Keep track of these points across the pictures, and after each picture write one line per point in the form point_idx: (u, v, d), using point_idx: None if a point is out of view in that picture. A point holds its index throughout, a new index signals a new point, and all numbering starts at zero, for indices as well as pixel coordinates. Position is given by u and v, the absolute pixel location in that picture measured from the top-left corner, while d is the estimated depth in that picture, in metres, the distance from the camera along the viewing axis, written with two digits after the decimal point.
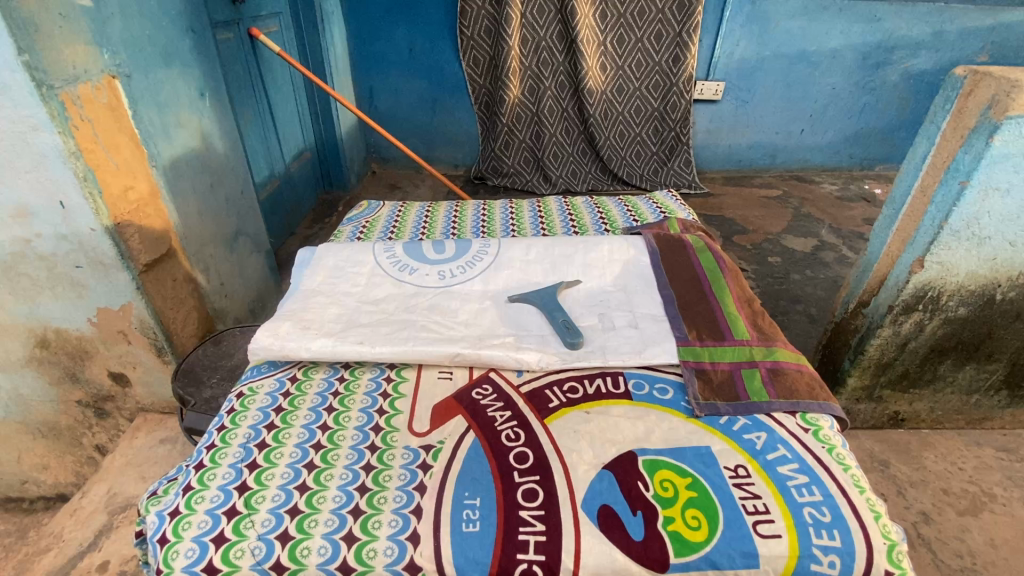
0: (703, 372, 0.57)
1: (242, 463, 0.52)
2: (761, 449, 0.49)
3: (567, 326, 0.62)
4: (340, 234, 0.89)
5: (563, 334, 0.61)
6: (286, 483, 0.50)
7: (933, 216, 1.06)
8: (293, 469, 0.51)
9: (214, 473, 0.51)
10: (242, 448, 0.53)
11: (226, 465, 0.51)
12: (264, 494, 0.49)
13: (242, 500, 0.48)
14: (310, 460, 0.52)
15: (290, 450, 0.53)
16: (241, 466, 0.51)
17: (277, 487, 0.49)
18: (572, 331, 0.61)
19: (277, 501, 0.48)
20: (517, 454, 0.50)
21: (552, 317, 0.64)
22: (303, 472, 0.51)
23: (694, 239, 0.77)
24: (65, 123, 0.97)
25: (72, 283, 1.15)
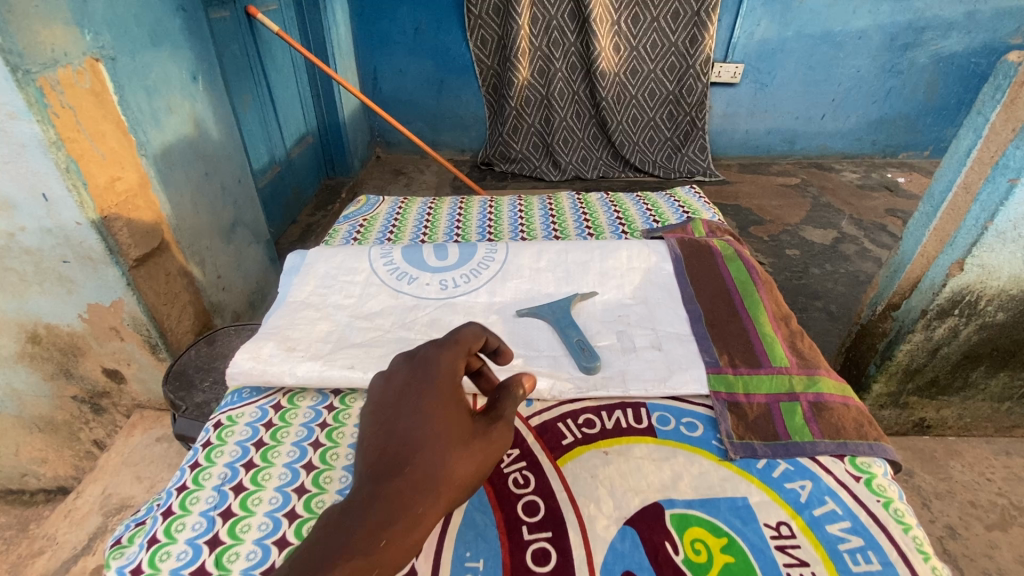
0: (737, 406, 0.50)
1: (215, 511, 0.46)
2: (806, 503, 0.43)
3: (580, 347, 0.56)
4: (335, 233, 0.83)
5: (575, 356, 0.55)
6: (264, 536, 0.44)
7: (977, 215, 0.98)
8: (272, 519, 0.45)
9: (183, 523, 0.45)
10: (216, 491, 0.47)
11: (197, 513, 0.46)
12: (238, 551, 0.43)
13: (212, 557, 0.42)
14: (291, 508, 0.46)
15: (269, 494, 0.47)
16: (214, 515, 0.45)
17: (254, 540, 0.44)
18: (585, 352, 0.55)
19: (253, 559, 0.42)
20: (526, 505, 0.44)
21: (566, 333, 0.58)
22: (284, 522, 0.45)
23: (721, 244, 0.70)
24: (44, 110, 0.90)
25: (60, 278, 1.10)
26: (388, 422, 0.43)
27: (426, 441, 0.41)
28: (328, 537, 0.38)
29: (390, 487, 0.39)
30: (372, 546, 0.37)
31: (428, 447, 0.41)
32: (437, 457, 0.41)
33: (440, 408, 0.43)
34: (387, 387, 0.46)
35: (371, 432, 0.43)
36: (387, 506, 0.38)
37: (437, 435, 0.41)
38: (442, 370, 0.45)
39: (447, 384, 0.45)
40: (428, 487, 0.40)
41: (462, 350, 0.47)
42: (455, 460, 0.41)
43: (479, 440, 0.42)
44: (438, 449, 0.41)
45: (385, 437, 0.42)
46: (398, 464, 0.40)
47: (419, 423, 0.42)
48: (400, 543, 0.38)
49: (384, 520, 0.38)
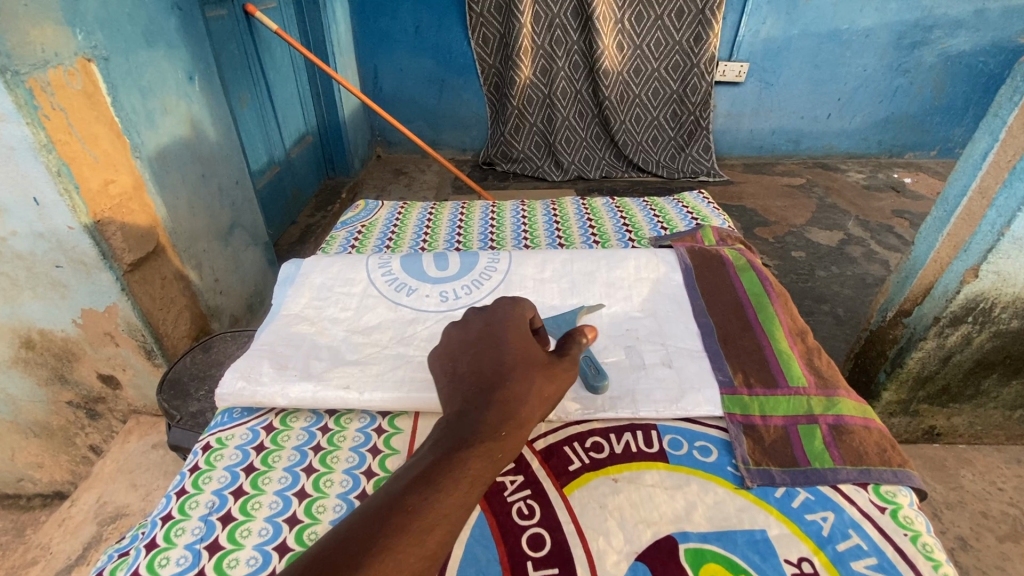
0: (752, 429, 0.48)
1: (201, 544, 0.43)
2: (829, 537, 0.40)
3: (590, 362, 0.54)
4: (333, 241, 0.81)
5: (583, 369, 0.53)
6: (252, 572, 0.41)
7: (993, 221, 0.96)
8: (261, 552, 0.43)
9: (167, 557, 0.42)
10: (203, 522, 0.45)
11: (182, 546, 0.43)
12: None
13: None
14: (282, 540, 0.43)
15: (259, 525, 0.45)
16: (200, 548, 0.43)
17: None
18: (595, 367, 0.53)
19: None
20: (531, 538, 0.42)
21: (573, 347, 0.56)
22: (274, 555, 0.42)
23: (733, 254, 0.67)
24: (34, 112, 0.88)
25: (53, 283, 1.08)
26: (480, 349, 0.48)
27: (517, 360, 0.47)
28: (456, 430, 0.42)
29: (498, 392, 0.45)
30: (497, 435, 0.42)
31: (523, 365, 0.47)
32: (531, 372, 0.46)
33: (524, 338, 0.49)
34: (470, 326, 0.51)
35: (464, 358, 0.48)
36: (501, 406, 0.44)
37: (527, 357, 0.47)
38: (518, 311, 0.52)
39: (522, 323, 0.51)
40: (528, 394, 0.45)
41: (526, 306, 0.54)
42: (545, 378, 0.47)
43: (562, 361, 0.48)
44: (529, 367, 0.47)
45: (480, 359, 0.47)
46: (498, 377, 0.46)
47: (507, 348, 0.48)
48: (517, 436, 0.43)
49: (499, 416, 0.43)
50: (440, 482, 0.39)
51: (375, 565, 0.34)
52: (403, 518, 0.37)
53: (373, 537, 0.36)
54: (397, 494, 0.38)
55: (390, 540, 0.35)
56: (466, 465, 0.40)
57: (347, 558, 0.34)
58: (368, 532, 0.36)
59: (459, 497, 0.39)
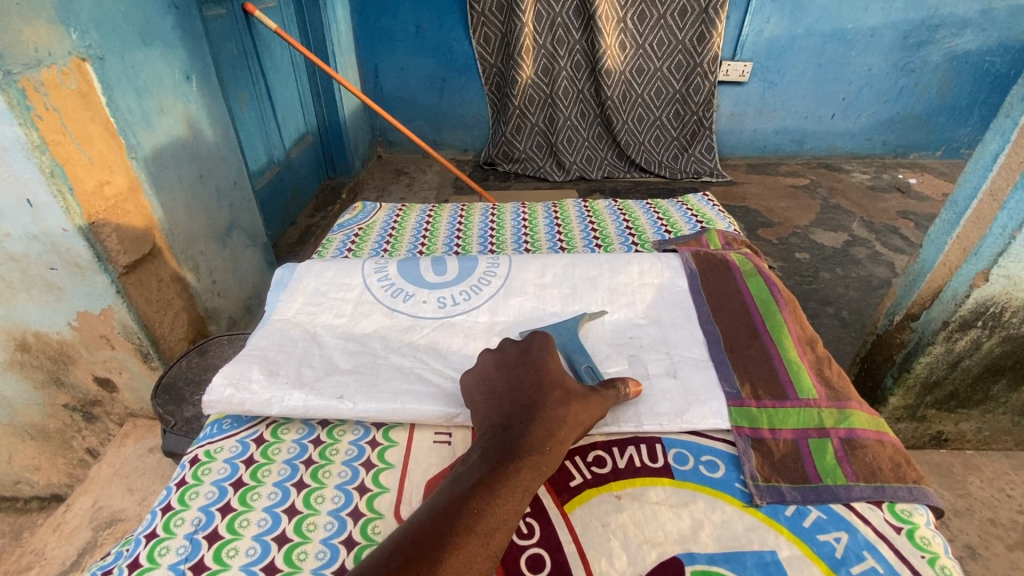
0: (761, 443, 0.46)
1: (186, 564, 0.42)
2: (842, 559, 0.38)
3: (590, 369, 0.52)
4: (329, 243, 0.80)
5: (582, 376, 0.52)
6: None
7: (1004, 224, 0.94)
8: (248, 573, 0.41)
9: None
10: (188, 540, 0.43)
11: (166, 566, 0.41)
12: None
13: None
14: (270, 560, 0.42)
15: (246, 544, 0.43)
16: (184, 568, 0.41)
17: None
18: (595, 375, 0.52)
19: None
20: (530, 558, 0.40)
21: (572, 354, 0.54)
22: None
23: (739, 258, 0.65)
24: (26, 113, 0.87)
25: (47, 285, 1.07)
26: (517, 368, 0.49)
27: (555, 379, 0.48)
28: (505, 442, 0.44)
29: (540, 407, 0.46)
30: (543, 448, 0.43)
31: (560, 384, 0.48)
32: (569, 391, 0.47)
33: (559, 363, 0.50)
34: (505, 347, 0.52)
35: (502, 377, 0.49)
36: (544, 423, 0.44)
37: (564, 377, 0.48)
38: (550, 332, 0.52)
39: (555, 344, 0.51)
40: (569, 413, 0.46)
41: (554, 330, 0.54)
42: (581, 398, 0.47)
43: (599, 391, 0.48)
44: (567, 386, 0.48)
45: (518, 379, 0.48)
46: (538, 396, 0.46)
47: (543, 367, 0.49)
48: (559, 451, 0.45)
49: (544, 432, 0.44)
50: (498, 490, 0.40)
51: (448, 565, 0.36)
52: (467, 522, 0.38)
53: (441, 539, 0.37)
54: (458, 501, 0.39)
55: (457, 543, 0.37)
56: (519, 474, 0.41)
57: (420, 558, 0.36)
58: (435, 535, 0.37)
59: (515, 505, 0.40)
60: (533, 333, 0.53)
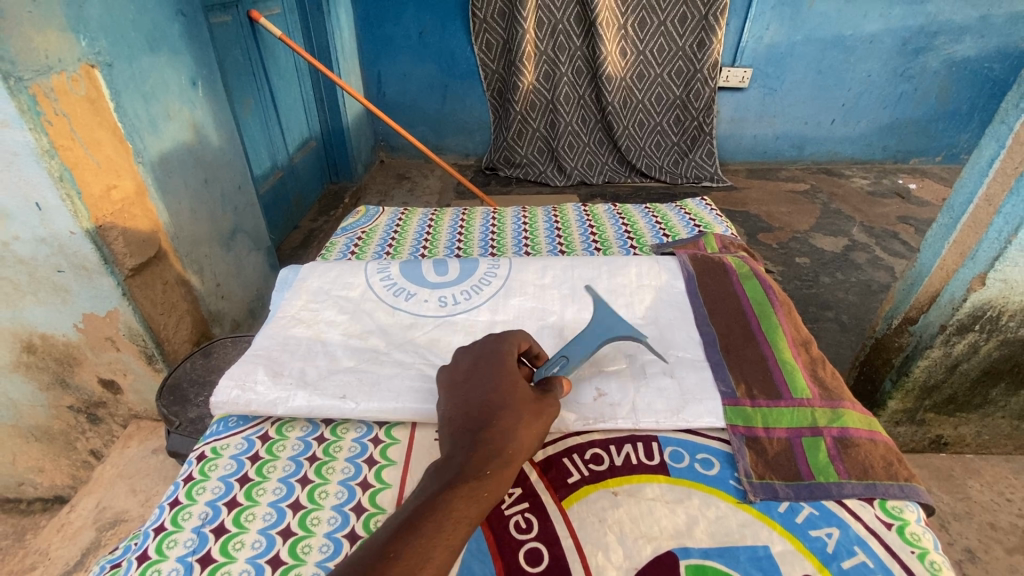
0: (756, 441, 0.47)
1: (194, 556, 0.43)
2: (833, 554, 0.39)
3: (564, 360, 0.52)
4: (332, 246, 0.81)
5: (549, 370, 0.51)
6: None
7: (1000, 228, 0.95)
8: (254, 565, 0.42)
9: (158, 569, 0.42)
10: (196, 534, 0.44)
11: (174, 558, 0.42)
12: None
13: None
14: (276, 553, 0.43)
15: (252, 538, 0.44)
16: (193, 560, 0.42)
17: None
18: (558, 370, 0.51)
19: None
20: (529, 552, 0.41)
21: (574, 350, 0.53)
22: (267, 568, 0.42)
23: (736, 262, 0.67)
24: (36, 118, 0.88)
25: (55, 287, 1.08)
26: (463, 394, 0.48)
27: (500, 399, 0.47)
28: (440, 477, 0.42)
29: (482, 433, 0.44)
30: (481, 476, 0.42)
31: (504, 402, 0.46)
32: (514, 410, 0.46)
33: (511, 374, 0.49)
34: (454, 372, 0.51)
35: (452, 401, 0.48)
36: (486, 446, 0.43)
37: (508, 393, 0.47)
38: (499, 350, 0.51)
39: (506, 362, 0.50)
40: (513, 433, 0.44)
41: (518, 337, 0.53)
42: (528, 415, 0.46)
43: (551, 396, 0.47)
44: (514, 403, 0.46)
45: (463, 405, 0.47)
46: (484, 417, 0.45)
47: (490, 386, 0.48)
48: (504, 473, 0.42)
49: (484, 455, 0.43)
50: (423, 526, 0.38)
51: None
52: (385, 563, 0.36)
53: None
54: (381, 543, 0.38)
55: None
56: (449, 506, 0.40)
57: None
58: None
59: (443, 540, 0.38)
60: (486, 342, 0.53)
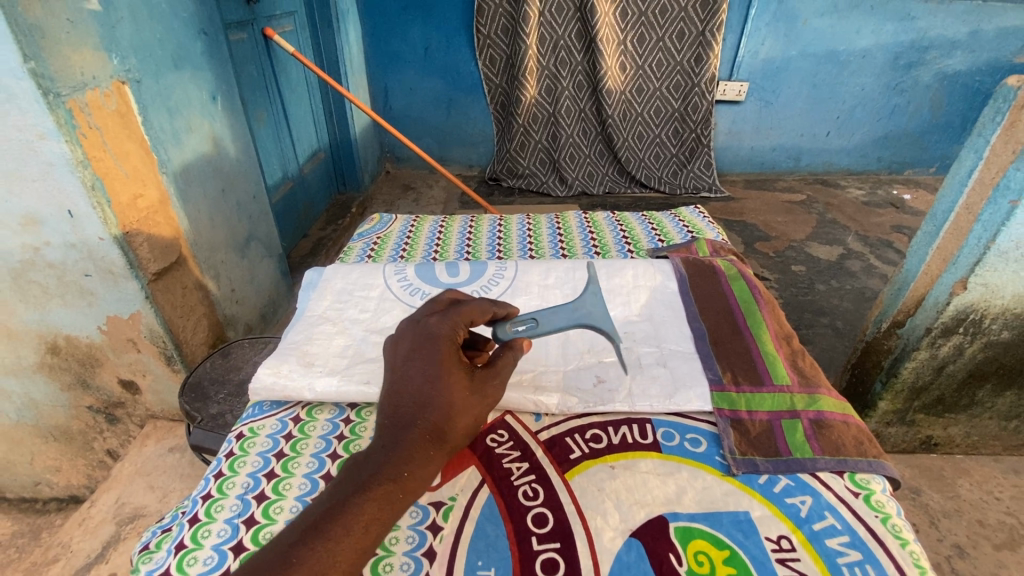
0: (740, 422, 0.52)
1: (239, 519, 0.48)
2: (806, 517, 0.44)
3: (533, 322, 0.53)
4: (350, 251, 0.86)
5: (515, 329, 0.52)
6: None
7: (979, 235, 0.99)
8: None
9: (209, 529, 0.47)
10: (240, 500, 0.49)
11: (222, 520, 0.48)
12: None
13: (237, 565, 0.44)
14: None
15: (289, 504, 0.49)
16: (238, 522, 0.47)
17: None
18: (522, 330, 0.52)
19: None
20: (535, 516, 0.46)
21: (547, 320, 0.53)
22: None
23: (725, 264, 0.72)
24: (72, 131, 0.94)
25: (81, 291, 1.14)
26: (396, 378, 0.46)
27: (433, 390, 0.44)
28: (356, 474, 0.42)
29: (408, 431, 0.43)
30: (399, 476, 0.41)
31: (437, 395, 0.45)
32: (446, 407, 0.44)
33: (450, 358, 0.46)
34: (395, 347, 0.48)
35: (386, 382, 0.46)
36: (410, 445, 0.42)
37: (443, 386, 0.45)
38: (441, 331, 0.47)
39: (449, 345, 0.47)
40: (441, 432, 0.43)
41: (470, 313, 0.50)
42: (460, 410, 0.45)
43: (489, 389, 0.46)
44: (446, 397, 0.45)
45: (394, 391, 0.45)
46: (414, 411, 0.44)
47: (426, 374, 0.45)
48: (423, 474, 0.42)
49: (406, 456, 0.42)
50: (330, 531, 0.38)
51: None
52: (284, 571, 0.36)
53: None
54: (285, 546, 0.38)
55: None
56: (360, 510, 0.40)
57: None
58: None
59: (350, 545, 0.38)
60: (433, 315, 0.49)
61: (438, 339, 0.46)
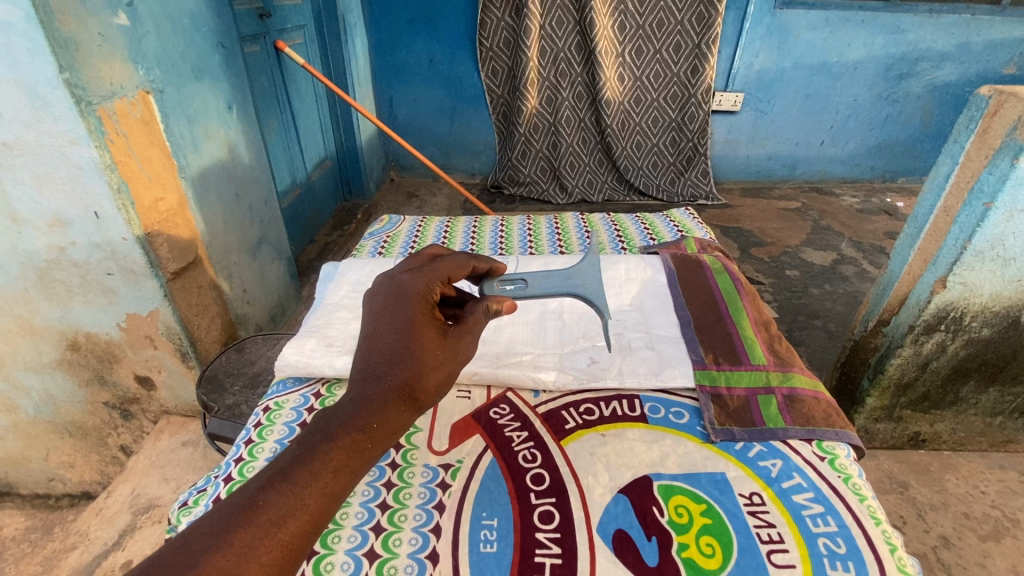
0: (719, 398, 0.58)
1: None
2: (776, 477, 0.51)
3: (520, 283, 0.59)
4: (362, 248, 0.93)
5: (502, 287, 0.59)
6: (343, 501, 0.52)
7: (957, 236, 1.04)
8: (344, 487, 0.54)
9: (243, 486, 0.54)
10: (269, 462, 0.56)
11: None
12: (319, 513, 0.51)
13: None
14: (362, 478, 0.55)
15: None
16: None
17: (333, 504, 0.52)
18: (509, 289, 0.59)
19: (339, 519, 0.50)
20: (534, 475, 0.53)
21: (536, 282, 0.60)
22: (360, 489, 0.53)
23: (710, 259, 0.78)
24: (101, 137, 1.01)
25: (103, 289, 1.20)
26: (369, 335, 0.49)
27: (404, 347, 0.48)
28: (325, 425, 0.44)
29: (379, 385, 0.46)
30: (367, 428, 0.44)
31: (407, 351, 0.48)
32: (415, 363, 0.48)
33: (421, 317, 0.50)
34: (371, 303, 0.52)
35: (361, 338, 0.49)
36: (380, 398, 0.46)
37: (414, 342, 0.48)
38: (414, 290, 0.51)
39: (421, 305, 0.50)
40: (411, 387, 0.47)
41: (443, 271, 0.54)
42: (429, 366, 0.48)
43: (458, 345, 0.50)
44: (415, 354, 0.48)
45: (366, 347, 0.48)
46: (385, 365, 0.47)
47: (398, 331, 0.49)
48: (390, 426, 0.45)
49: (375, 408, 0.45)
50: (298, 476, 0.41)
51: (211, 563, 0.36)
52: (252, 512, 0.39)
53: (219, 532, 0.38)
54: (253, 489, 0.40)
55: (236, 536, 0.38)
56: (327, 458, 0.42)
57: (186, 554, 0.37)
58: (214, 527, 0.38)
59: (317, 490, 0.41)
60: (409, 276, 0.52)
61: (411, 298, 0.50)
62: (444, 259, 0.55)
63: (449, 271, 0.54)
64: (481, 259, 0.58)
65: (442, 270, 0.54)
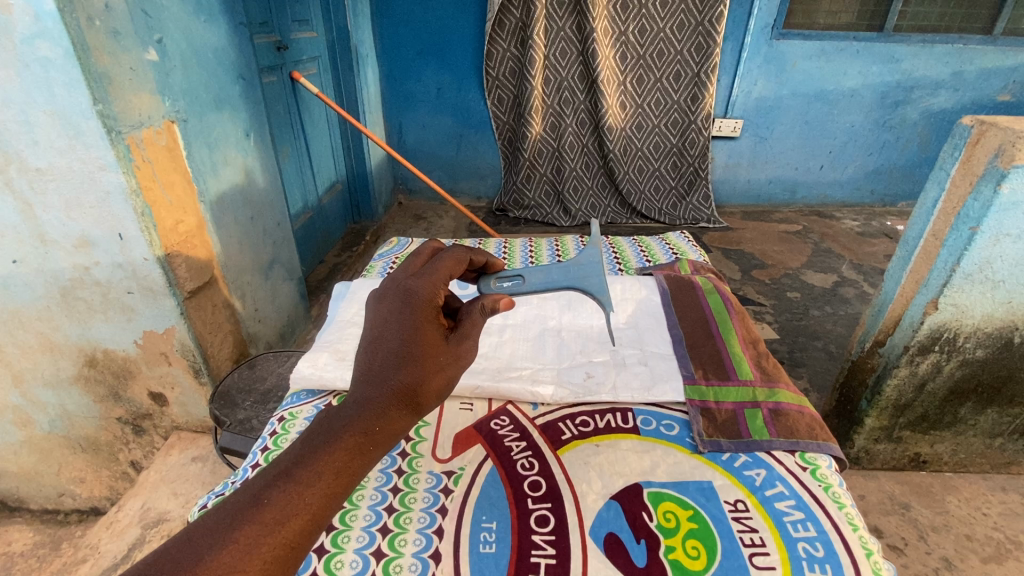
0: (707, 410, 0.70)
1: None
2: (759, 485, 0.61)
3: (518, 279, 0.68)
4: (372, 269, 1.01)
5: (499, 284, 0.67)
6: (375, 504, 0.60)
7: (946, 259, 1.07)
8: (380, 492, 0.62)
9: None
10: None
11: None
12: (356, 513, 0.60)
13: (337, 518, 0.59)
14: (393, 484, 0.63)
15: (375, 475, 0.64)
16: None
17: (367, 508, 0.60)
18: (507, 286, 0.67)
19: (368, 520, 0.59)
20: (532, 482, 0.62)
21: (532, 278, 0.68)
22: (389, 494, 0.62)
23: (703, 281, 0.92)
24: (129, 164, 1.07)
25: (123, 307, 1.24)
26: (374, 339, 0.52)
27: (407, 352, 0.51)
28: (328, 427, 0.47)
29: (382, 388, 0.49)
30: (369, 430, 0.47)
31: (411, 355, 0.51)
32: (418, 368, 0.50)
33: (425, 322, 0.54)
34: (378, 306, 0.55)
35: (368, 341, 0.52)
36: (383, 401, 0.48)
37: (417, 347, 0.52)
38: (417, 297, 0.55)
39: (426, 311, 0.54)
40: (412, 392, 0.50)
41: (442, 275, 0.59)
42: (429, 370, 0.51)
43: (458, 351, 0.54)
44: (418, 359, 0.51)
45: (371, 350, 0.51)
46: (390, 368, 0.50)
47: (402, 335, 0.52)
48: (392, 429, 0.48)
49: (377, 412, 0.48)
50: (300, 476, 0.44)
51: (217, 558, 0.39)
52: (256, 510, 0.41)
53: (224, 528, 0.40)
54: (259, 487, 0.43)
55: (241, 533, 0.40)
56: (329, 459, 0.45)
57: (191, 548, 0.39)
58: (218, 524, 0.41)
59: (319, 489, 0.44)
60: (416, 282, 0.56)
61: (418, 303, 0.54)
62: (440, 259, 0.61)
63: (448, 273, 0.59)
64: (477, 252, 0.65)
65: (442, 274, 0.59)
